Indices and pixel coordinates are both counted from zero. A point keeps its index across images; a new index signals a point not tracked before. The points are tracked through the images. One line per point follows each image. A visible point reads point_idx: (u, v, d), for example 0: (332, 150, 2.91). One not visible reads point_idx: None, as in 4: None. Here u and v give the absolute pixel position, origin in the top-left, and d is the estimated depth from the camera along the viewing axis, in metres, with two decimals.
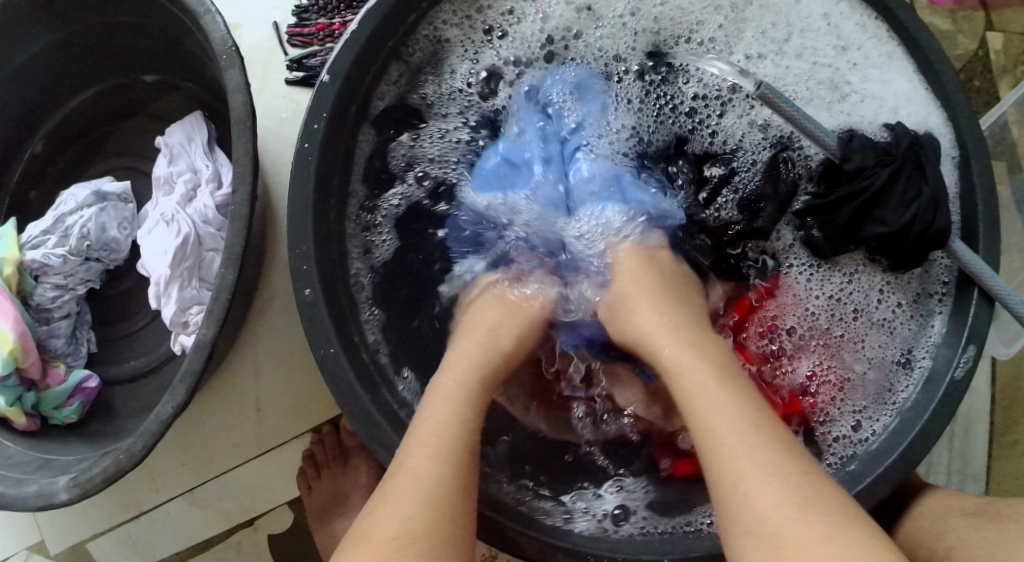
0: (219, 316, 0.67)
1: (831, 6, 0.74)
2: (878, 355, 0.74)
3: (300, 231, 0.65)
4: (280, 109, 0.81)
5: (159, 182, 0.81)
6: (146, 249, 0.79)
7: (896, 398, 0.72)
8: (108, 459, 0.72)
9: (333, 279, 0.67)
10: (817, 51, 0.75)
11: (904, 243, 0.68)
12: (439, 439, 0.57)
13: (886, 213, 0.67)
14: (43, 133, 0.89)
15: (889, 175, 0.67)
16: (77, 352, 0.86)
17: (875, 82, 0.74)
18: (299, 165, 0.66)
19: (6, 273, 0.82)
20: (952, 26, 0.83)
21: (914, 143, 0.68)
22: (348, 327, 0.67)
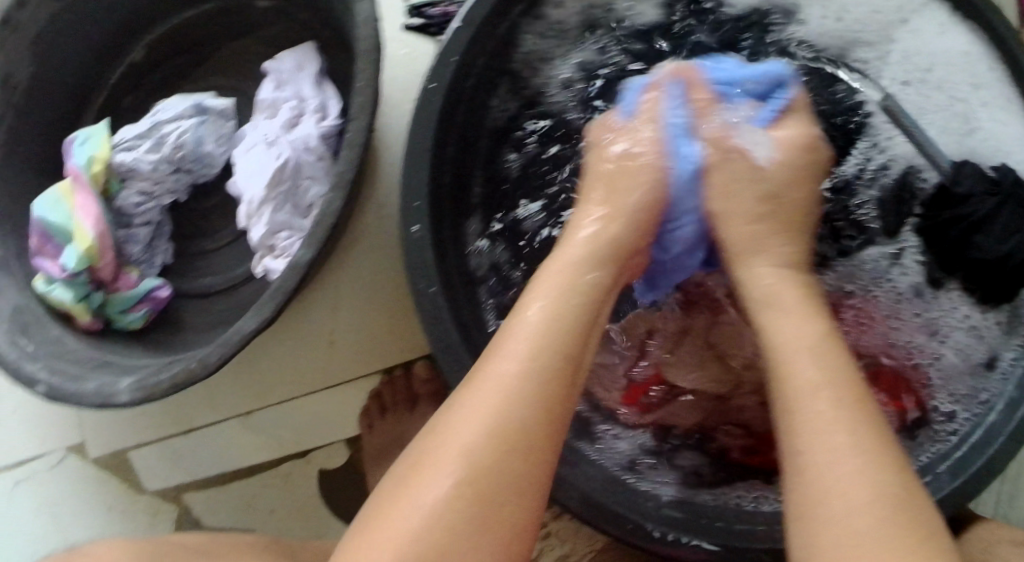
0: (320, 243, 0.68)
1: (965, 44, 0.72)
2: (962, 355, 0.73)
3: (416, 169, 0.66)
4: (395, 52, 0.81)
5: (263, 105, 0.81)
6: (241, 168, 0.80)
7: (982, 402, 0.71)
8: (177, 368, 0.71)
9: (440, 224, 0.68)
10: (954, 87, 0.74)
11: (995, 275, 0.69)
12: (500, 393, 0.53)
13: (986, 241, 0.69)
14: (145, 41, 0.89)
15: (994, 207, 0.68)
16: (151, 261, 0.85)
17: (996, 120, 0.72)
18: (423, 105, 0.66)
19: (95, 170, 0.81)
20: None
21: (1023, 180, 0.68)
22: (447, 270, 0.68)
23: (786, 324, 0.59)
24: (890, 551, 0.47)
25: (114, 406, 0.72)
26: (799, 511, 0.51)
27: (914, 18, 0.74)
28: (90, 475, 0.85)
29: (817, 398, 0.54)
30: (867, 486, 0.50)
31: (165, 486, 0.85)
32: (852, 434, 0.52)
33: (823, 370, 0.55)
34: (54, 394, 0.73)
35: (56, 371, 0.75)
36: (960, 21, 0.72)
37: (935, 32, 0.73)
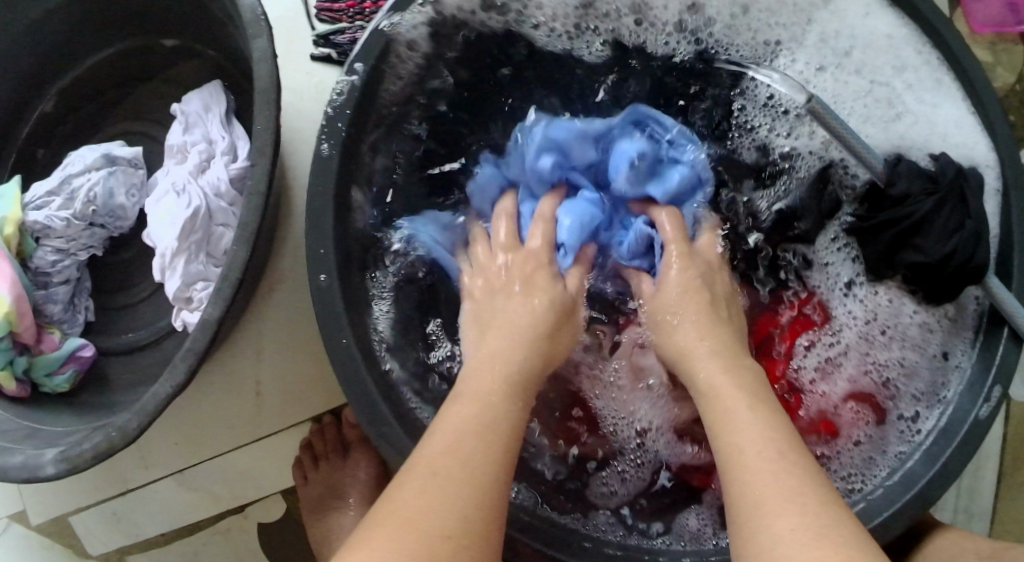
0: (227, 296, 0.65)
1: (897, 27, 0.71)
2: (915, 354, 0.72)
3: (318, 212, 0.63)
4: (302, 84, 0.78)
5: (171, 150, 0.78)
6: (152, 219, 0.76)
7: (939, 392, 0.70)
8: (99, 436, 0.68)
9: (352, 269, 0.65)
10: (877, 71, 0.72)
11: (940, 276, 0.65)
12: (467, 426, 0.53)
13: (926, 243, 0.65)
14: (54, 92, 0.86)
15: (934, 205, 0.64)
16: (73, 320, 0.80)
17: (927, 103, 0.71)
18: (318, 156, 0.63)
19: (6, 232, 0.76)
20: (992, 56, 0.83)
21: (960, 173, 0.66)
22: (361, 312, 0.65)
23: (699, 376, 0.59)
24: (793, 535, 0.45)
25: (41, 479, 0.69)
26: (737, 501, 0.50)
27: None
28: (29, 539, 0.84)
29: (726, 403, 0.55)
30: (808, 508, 0.46)
31: (107, 549, 0.84)
32: (754, 413, 0.54)
33: (732, 381, 0.57)
34: None
35: None
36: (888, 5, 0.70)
37: (860, 13, 0.72)
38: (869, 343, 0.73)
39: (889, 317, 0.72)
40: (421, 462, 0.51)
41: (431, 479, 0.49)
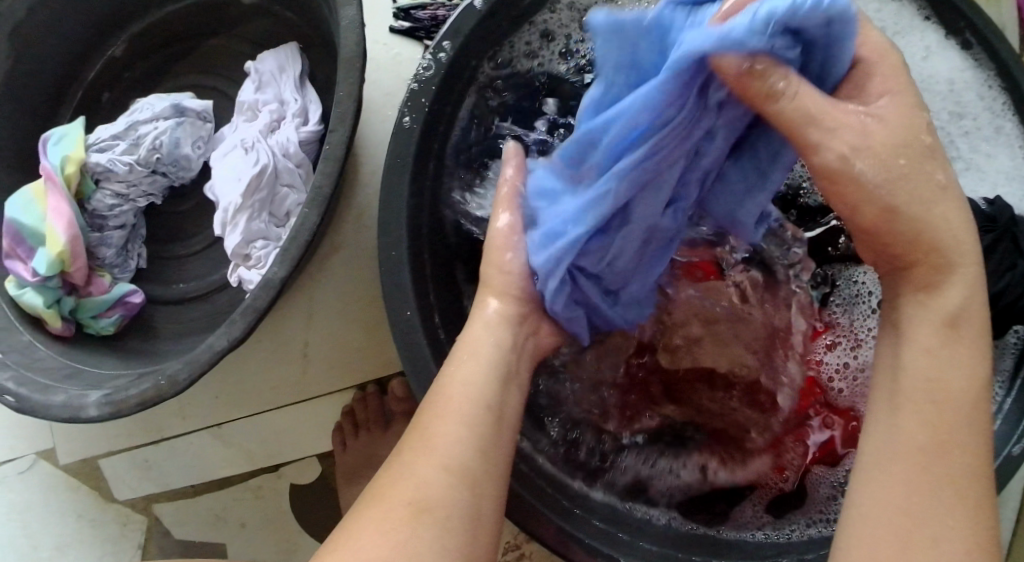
0: (294, 257, 0.65)
1: (958, 71, 0.72)
2: None
3: (394, 183, 0.64)
4: (380, 56, 0.78)
5: (242, 107, 0.78)
6: (218, 173, 0.76)
7: None
8: (148, 383, 0.68)
9: (421, 243, 0.65)
10: (932, 116, 0.73)
11: (989, 311, 0.67)
12: (454, 405, 0.52)
13: (982, 278, 0.66)
14: (127, 37, 0.86)
15: (988, 244, 0.67)
16: (125, 266, 0.80)
17: (983, 151, 0.72)
18: (399, 131, 0.64)
19: (68, 172, 0.77)
20: None
21: (1015, 218, 0.67)
22: (426, 287, 0.65)
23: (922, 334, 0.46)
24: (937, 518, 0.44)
25: (82, 420, 0.68)
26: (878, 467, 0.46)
27: (899, 39, 0.73)
28: (57, 478, 0.84)
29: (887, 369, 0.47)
30: (967, 496, 0.44)
31: (134, 495, 0.84)
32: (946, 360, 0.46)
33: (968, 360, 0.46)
34: (19, 406, 0.69)
35: (22, 381, 0.71)
36: (948, 48, 0.72)
37: (920, 57, 0.73)
38: None
39: None
40: (407, 437, 0.53)
41: (402, 456, 0.51)
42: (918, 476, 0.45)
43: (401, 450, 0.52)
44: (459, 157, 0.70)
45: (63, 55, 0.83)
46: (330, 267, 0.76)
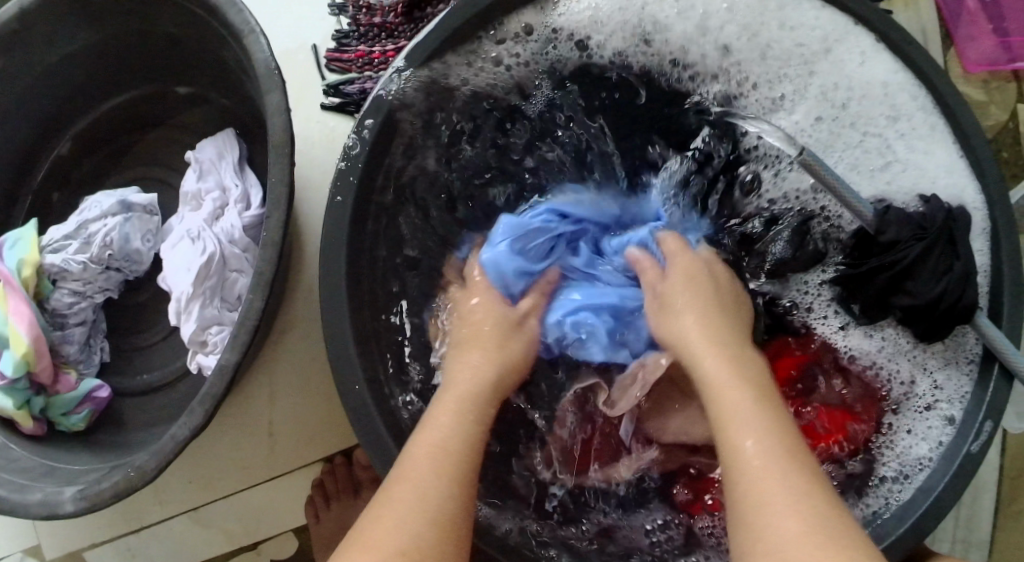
0: (243, 342, 0.66)
1: (891, 75, 0.70)
2: (913, 385, 0.72)
3: (332, 263, 0.65)
4: (314, 133, 0.82)
5: (187, 196, 0.80)
6: (169, 264, 0.78)
7: (936, 422, 0.70)
8: (118, 475, 0.67)
9: (364, 318, 0.67)
10: (870, 121, 0.72)
11: (929, 318, 0.66)
12: (426, 449, 0.56)
13: (916, 286, 0.66)
14: (70, 135, 0.87)
15: (922, 250, 0.65)
16: (89, 360, 0.81)
17: (919, 153, 0.71)
18: (331, 215, 0.66)
19: (24, 275, 0.77)
20: (986, 97, 0.86)
21: (949, 219, 0.67)
22: (374, 361, 0.67)
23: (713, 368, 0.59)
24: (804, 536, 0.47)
25: (59, 517, 0.67)
26: (742, 488, 0.51)
27: (835, 47, 0.71)
28: None
29: (734, 409, 0.55)
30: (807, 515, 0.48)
31: None
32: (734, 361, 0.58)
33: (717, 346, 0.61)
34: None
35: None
36: (882, 55, 0.70)
37: (857, 62, 0.71)
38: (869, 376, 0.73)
39: (887, 352, 0.73)
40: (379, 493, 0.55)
41: (390, 496, 0.53)
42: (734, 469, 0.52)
43: (387, 486, 0.55)
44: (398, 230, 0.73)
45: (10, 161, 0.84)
46: (288, 347, 0.79)
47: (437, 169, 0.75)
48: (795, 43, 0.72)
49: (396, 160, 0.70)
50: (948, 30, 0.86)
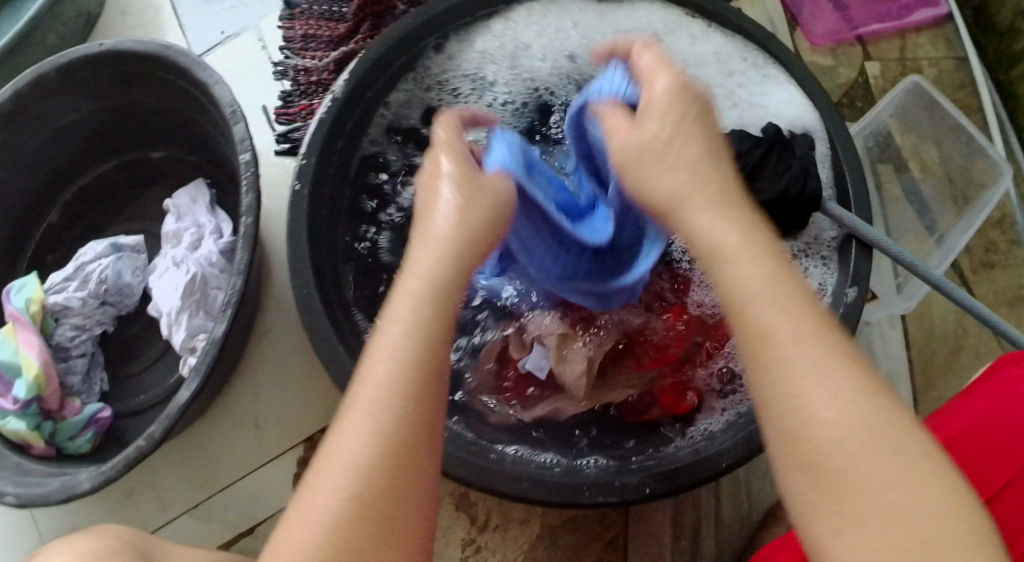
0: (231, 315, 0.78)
1: (722, 45, 0.86)
2: (786, 276, 0.80)
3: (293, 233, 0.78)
4: (272, 176, 1.01)
5: (168, 236, 0.94)
6: (158, 291, 0.91)
7: (810, 291, 0.78)
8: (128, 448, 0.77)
9: (328, 283, 0.79)
10: (711, 81, 0.86)
11: (784, 211, 0.76)
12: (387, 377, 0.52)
13: (764, 184, 0.75)
14: (59, 204, 1.01)
15: (759, 157, 0.76)
16: (90, 390, 0.93)
17: (758, 96, 0.85)
18: (295, 201, 0.78)
19: (32, 310, 0.89)
20: (833, 60, 1.10)
21: (779, 130, 0.78)
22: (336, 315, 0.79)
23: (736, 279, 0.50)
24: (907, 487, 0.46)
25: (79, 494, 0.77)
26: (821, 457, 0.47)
27: (668, 35, 0.87)
28: None
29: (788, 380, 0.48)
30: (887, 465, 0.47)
31: None
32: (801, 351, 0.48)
33: (736, 233, 0.51)
34: (20, 500, 0.78)
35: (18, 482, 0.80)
36: (712, 30, 0.86)
37: (689, 40, 0.87)
38: None
39: None
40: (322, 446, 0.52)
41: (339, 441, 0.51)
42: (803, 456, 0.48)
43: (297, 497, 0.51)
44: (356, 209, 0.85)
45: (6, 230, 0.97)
46: (265, 354, 0.92)
47: (372, 190, 0.87)
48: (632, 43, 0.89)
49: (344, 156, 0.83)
50: (793, 15, 1.11)
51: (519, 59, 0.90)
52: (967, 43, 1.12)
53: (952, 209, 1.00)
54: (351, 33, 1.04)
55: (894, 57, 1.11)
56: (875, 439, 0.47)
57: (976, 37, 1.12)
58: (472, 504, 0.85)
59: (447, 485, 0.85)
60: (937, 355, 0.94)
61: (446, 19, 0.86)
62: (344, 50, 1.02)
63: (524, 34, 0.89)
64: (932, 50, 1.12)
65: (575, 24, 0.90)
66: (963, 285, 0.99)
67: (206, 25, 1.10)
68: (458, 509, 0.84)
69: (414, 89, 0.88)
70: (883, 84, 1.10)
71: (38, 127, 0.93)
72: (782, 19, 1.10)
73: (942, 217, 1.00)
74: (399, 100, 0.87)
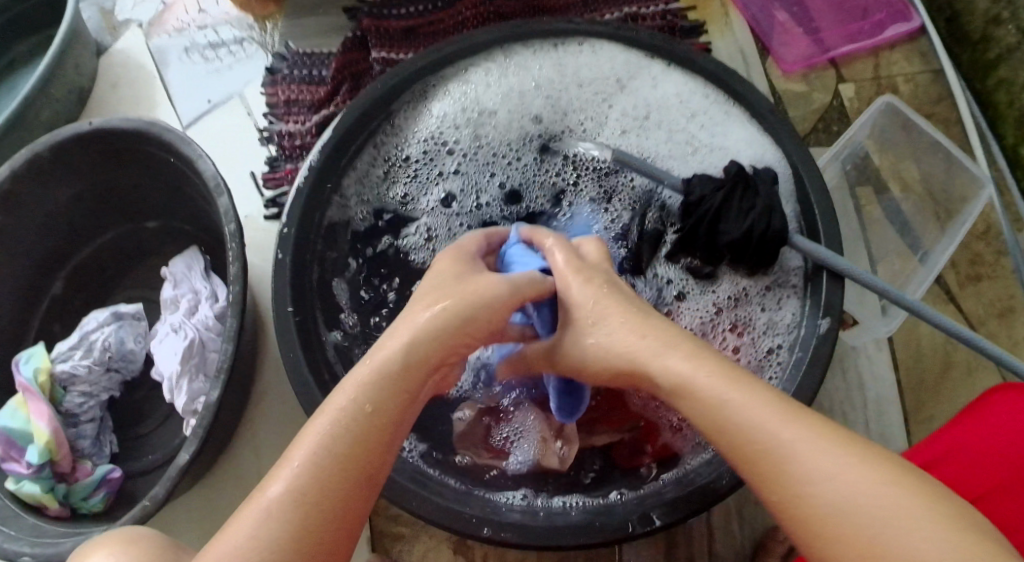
0: (223, 379, 0.81)
1: (682, 87, 0.92)
2: (758, 315, 0.83)
3: (281, 294, 0.81)
4: (263, 239, 1.06)
5: (167, 303, 0.98)
6: (159, 356, 0.94)
7: (783, 325, 0.82)
8: (134, 509, 0.78)
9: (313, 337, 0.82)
10: (671, 123, 0.93)
11: (751, 248, 0.78)
12: (322, 456, 0.55)
13: (729, 225, 0.79)
14: (64, 276, 1.05)
15: (722, 199, 0.79)
16: (102, 452, 0.95)
17: (720, 133, 0.91)
18: (278, 269, 0.82)
19: (41, 379, 0.91)
20: (806, 85, 1.12)
21: (742, 170, 0.80)
22: (321, 365, 0.80)
23: (656, 373, 0.62)
24: (909, 516, 0.52)
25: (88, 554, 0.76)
26: (811, 512, 0.54)
27: (630, 82, 0.93)
28: None
29: (775, 456, 0.55)
30: (893, 497, 0.52)
31: None
32: (779, 417, 0.57)
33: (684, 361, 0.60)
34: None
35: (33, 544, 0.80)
36: (671, 73, 0.92)
37: (650, 87, 0.93)
38: (723, 320, 0.84)
39: (727, 297, 0.85)
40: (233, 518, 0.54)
41: (243, 523, 0.53)
42: (791, 513, 0.55)
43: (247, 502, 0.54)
44: (341, 277, 0.89)
45: (17, 303, 1.01)
46: (265, 411, 0.95)
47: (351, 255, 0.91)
48: (597, 91, 0.94)
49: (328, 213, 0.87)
50: (764, 43, 1.13)
51: (480, 111, 0.94)
52: (941, 56, 1.12)
53: (935, 225, 1.00)
54: (331, 95, 1.08)
55: (869, 76, 1.13)
56: (848, 468, 0.54)
57: (950, 47, 1.13)
58: (469, 547, 0.87)
59: (444, 531, 0.87)
60: (926, 373, 0.92)
61: (409, 85, 0.90)
62: (325, 113, 1.07)
63: (485, 89, 0.93)
64: (907, 66, 1.13)
65: (536, 82, 0.94)
66: (949, 299, 0.98)
67: (195, 94, 1.15)
68: (456, 553, 0.87)
69: (384, 150, 0.92)
70: (858, 105, 1.11)
71: (40, 203, 0.96)
72: (753, 50, 1.12)
73: (925, 234, 1.00)
74: (366, 160, 0.91)
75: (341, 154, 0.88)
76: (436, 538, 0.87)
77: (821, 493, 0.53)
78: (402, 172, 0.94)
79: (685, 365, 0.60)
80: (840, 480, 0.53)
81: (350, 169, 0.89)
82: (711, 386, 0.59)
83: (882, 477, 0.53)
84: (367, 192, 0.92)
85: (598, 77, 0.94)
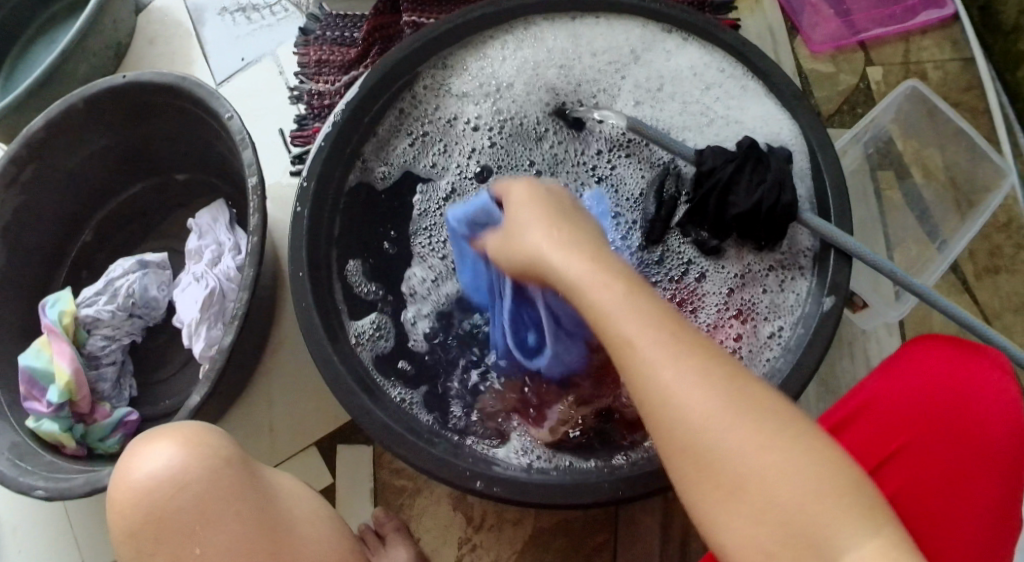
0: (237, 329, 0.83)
1: (697, 59, 0.92)
2: (767, 293, 0.83)
3: (296, 248, 0.82)
4: (286, 195, 1.08)
5: (190, 254, 1.01)
6: (180, 303, 0.98)
7: (789, 305, 0.82)
8: None
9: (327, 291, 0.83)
10: (687, 95, 0.93)
11: (760, 220, 0.78)
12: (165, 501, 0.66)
13: (739, 197, 0.79)
14: (93, 224, 1.08)
15: (733, 170, 0.79)
16: (120, 395, 0.98)
17: (735, 107, 0.91)
18: (296, 222, 0.83)
19: (64, 322, 0.95)
20: (834, 67, 1.11)
21: (754, 144, 0.80)
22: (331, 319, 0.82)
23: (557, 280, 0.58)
24: (807, 492, 0.48)
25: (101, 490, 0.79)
26: (700, 451, 0.50)
27: (645, 54, 0.94)
28: None
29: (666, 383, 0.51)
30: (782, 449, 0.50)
31: None
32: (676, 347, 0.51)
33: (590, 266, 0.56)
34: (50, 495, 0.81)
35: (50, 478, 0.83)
36: (688, 46, 0.92)
37: (665, 59, 0.93)
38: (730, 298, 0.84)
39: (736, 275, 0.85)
40: None
41: None
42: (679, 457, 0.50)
43: None
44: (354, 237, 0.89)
45: (48, 248, 1.04)
46: (278, 362, 0.97)
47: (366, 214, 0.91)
48: (609, 62, 0.94)
49: (346, 171, 0.89)
50: (794, 22, 1.12)
51: (499, 77, 0.95)
52: (973, 44, 1.10)
53: (955, 213, 0.99)
54: (361, 57, 1.09)
55: (898, 61, 1.11)
56: (743, 414, 0.50)
57: (983, 34, 1.11)
58: (469, 505, 0.89)
59: (445, 488, 0.90)
60: None
61: (431, 50, 0.91)
62: (354, 74, 1.08)
63: (503, 60, 0.94)
64: (937, 52, 1.11)
65: (554, 53, 0.95)
66: (964, 290, 0.98)
67: (227, 53, 1.17)
68: (456, 509, 0.89)
69: (406, 122, 0.94)
70: (885, 89, 1.10)
71: (71, 153, 0.99)
72: (782, 29, 1.11)
73: (944, 221, 0.99)
74: (386, 122, 0.92)
75: (361, 112, 0.89)
76: (438, 493, 0.89)
77: (709, 426, 0.50)
78: (419, 136, 0.94)
79: (584, 278, 0.56)
80: (737, 431, 0.49)
81: (369, 129, 0.91)
82: (611, 303, 0.54)
83: (775, 438, 0.50)
84: (385, 154, 0.93)
85: (616, 44, 0.94)
